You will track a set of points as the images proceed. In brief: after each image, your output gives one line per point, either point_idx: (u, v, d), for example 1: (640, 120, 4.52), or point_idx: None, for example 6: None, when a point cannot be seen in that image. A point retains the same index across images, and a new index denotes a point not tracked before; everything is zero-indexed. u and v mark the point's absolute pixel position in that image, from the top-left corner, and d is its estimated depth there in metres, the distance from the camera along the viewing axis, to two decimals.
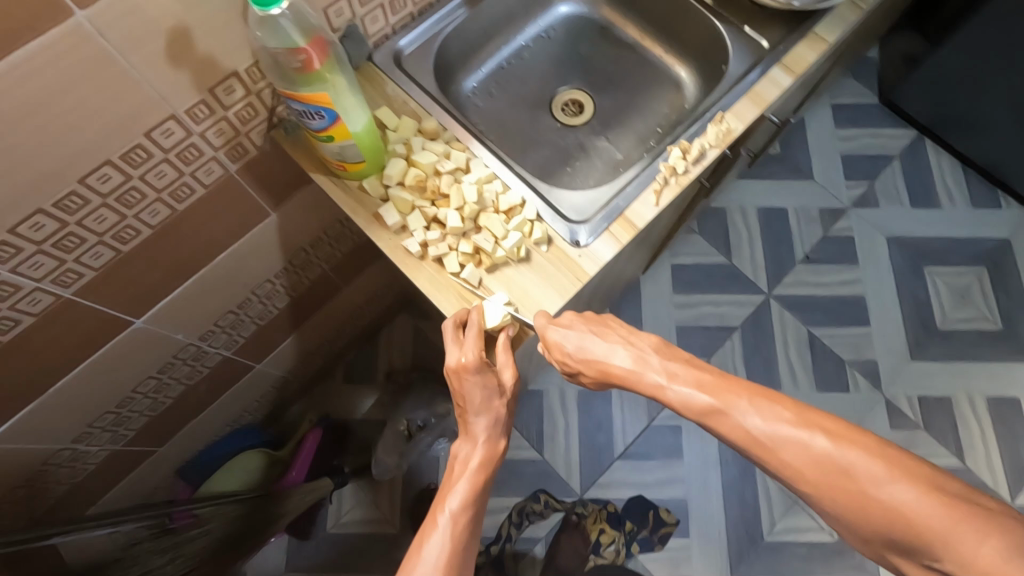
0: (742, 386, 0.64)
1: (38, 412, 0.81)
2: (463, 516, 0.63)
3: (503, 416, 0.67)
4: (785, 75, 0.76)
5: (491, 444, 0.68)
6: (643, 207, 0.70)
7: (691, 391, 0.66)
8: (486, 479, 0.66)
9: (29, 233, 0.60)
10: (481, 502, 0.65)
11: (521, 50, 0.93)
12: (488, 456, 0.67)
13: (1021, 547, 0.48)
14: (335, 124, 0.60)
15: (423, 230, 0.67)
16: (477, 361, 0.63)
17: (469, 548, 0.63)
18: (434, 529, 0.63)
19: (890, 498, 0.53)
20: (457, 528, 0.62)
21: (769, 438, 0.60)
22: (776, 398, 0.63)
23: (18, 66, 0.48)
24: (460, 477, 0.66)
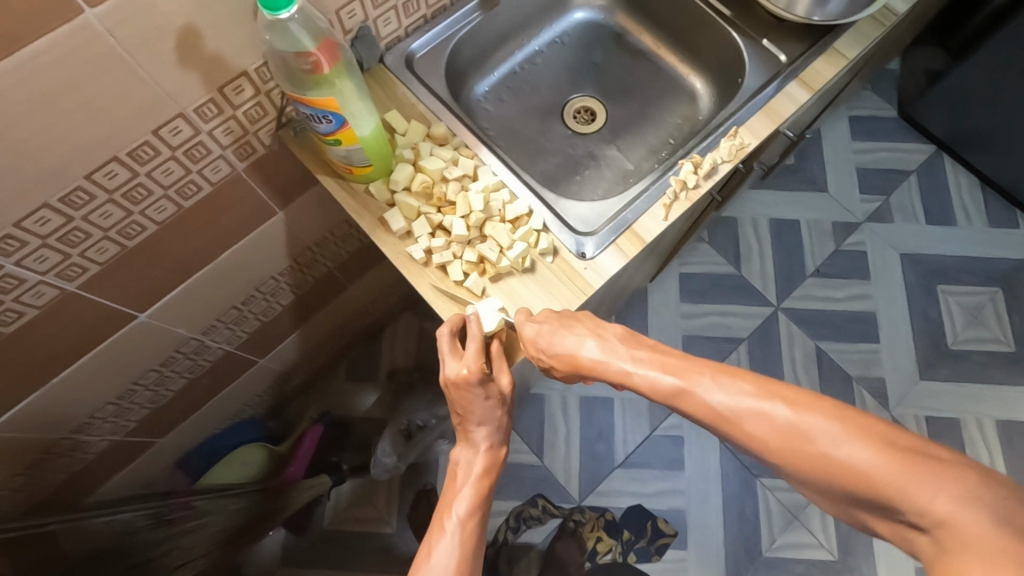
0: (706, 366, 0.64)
1: (40, 402, 0.81)
2: (468, 522, 0.63)
3: (504, 422, 0.67)
4: (801, 91, 0.74)
5: (492, 450, 0.68)
6: (652, 221, 0.69)
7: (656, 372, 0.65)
8: (489, 483, 0.66)
9: (34, 227, 0.60)
10: (485, 506, 0.65)
11: (534, 55, 0.92)
12: (491, 460, 0.67)
13: (977, 497, 0.47)
14: (343, 128, 0.59)
15: (428, 237, 0.67)
16: (478, 373, 0.62)
17: (476, 554, 0.62)
18: (440, 536, 0.62)
19: (847, 458, 0.52)
20: (463, 535, 0.62)
21: (728, 410, 0.60)
22: (735, 372, 0.62)
23: (27, 62, 0.48)
24: (462, 483, 0.66)
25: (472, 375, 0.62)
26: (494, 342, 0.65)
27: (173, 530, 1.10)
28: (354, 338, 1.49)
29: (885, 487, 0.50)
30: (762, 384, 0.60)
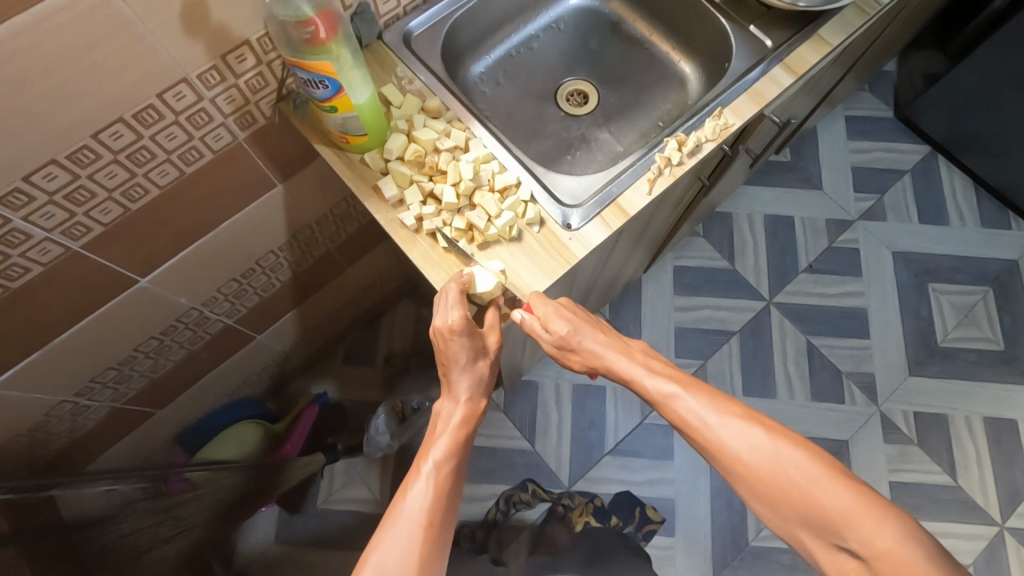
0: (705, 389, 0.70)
1: (42, 362, 0.84)
2: (445, 467, 0.63)
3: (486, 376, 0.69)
4: (786, 75, 0.77)
5: (474, 402, 0.69)
6: (636, 195, 0.71)
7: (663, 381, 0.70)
8: (469, 431, 0.67)
9: (42, 183, 0.63)
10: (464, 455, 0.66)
11: (530, 40, 0.94)
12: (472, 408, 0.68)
13: (910, 535, 0.56)
14: (339, 94, 0.62)
15: (419, 204, 0.69)
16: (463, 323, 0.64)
17: (452, 501, 0.63)
18: (417, 478, 0.63)
19: (810, 487, 0.60)
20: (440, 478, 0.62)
21: (717, 428, 0.66)
22: (728, 400, 0.69)
23: (41, 20, 0.51)
24: (441, 432, 0.67)
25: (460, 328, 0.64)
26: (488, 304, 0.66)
27: (172, 503, 1.15)
28: (352, 321, 1.51)
29: (837, 515, 0.58)
30: (752, 415, 0.67)
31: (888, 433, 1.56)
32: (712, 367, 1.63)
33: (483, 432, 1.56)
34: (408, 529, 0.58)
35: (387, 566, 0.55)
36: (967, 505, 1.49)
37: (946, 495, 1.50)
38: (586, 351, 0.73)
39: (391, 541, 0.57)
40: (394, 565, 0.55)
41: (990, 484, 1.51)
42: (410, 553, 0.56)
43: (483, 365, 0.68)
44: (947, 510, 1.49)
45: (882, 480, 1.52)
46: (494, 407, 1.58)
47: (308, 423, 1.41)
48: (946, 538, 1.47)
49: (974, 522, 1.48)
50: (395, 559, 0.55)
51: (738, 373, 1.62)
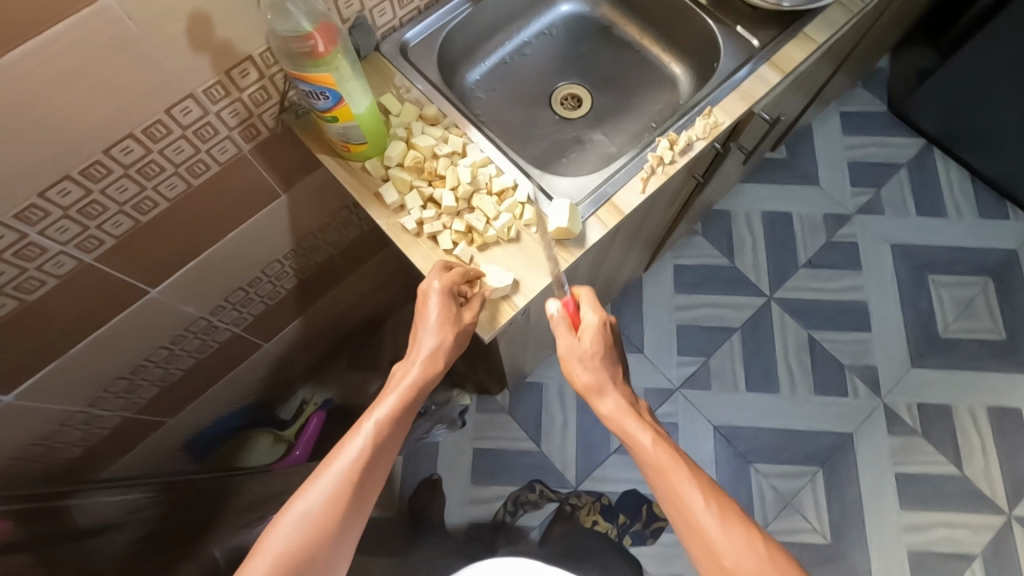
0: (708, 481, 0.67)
1: (57, 374, 0.86)
2: (386, 429, 0.64)
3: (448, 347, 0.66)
4: (773, 73, 0.79)
5: (429, 368, 0.66)
6: (630, 194, 0.74)
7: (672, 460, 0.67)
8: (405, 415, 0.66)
9: (56, 198, 0.65)
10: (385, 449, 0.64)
11: (523, 47, 0.96)
12: (435, 360, 0.66)
13: None
14: (339, 105, 0.64)
15: (419, 209, 0.71)
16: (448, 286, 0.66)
17: (386, 456, 0.65)
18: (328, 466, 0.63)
19: None
20: (379, 436, 0.64)
21: (710, 526, 0.62)
22: (728, 503, 0.65)
23: (55, 41, 0.53)
24: (392, 389, 0.66)
25: (440, 298, 0.65)
26: (480, 296, 0.68)
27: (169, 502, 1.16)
28: (357, 327, 1.53)
29: None
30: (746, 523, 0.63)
31: (892, 425, 1.57)
32: (714, 365, 1.64)
33: (488, 434, 1.57)
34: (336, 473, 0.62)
35: (311, 511, 0.60)
36: (972, 495, 1.50)
37: (951, 486, 1.51)
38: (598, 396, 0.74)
39: (319, 487, 0.61)
40: (316, 513, 0.60)
41: (996, 473, 1.51)
42: (332, 502, 0.60)
43: (449, 334, 0.66)
44: (952, 501, 1.49)
45: (888, 472, 1.53)
46: (499, 409, 1.59)
47: (314, 429, 1.42)
48: (952, 529, 1.47)
49: (980, 512, 1.48)
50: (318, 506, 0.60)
51: (741, 369, 1.63)
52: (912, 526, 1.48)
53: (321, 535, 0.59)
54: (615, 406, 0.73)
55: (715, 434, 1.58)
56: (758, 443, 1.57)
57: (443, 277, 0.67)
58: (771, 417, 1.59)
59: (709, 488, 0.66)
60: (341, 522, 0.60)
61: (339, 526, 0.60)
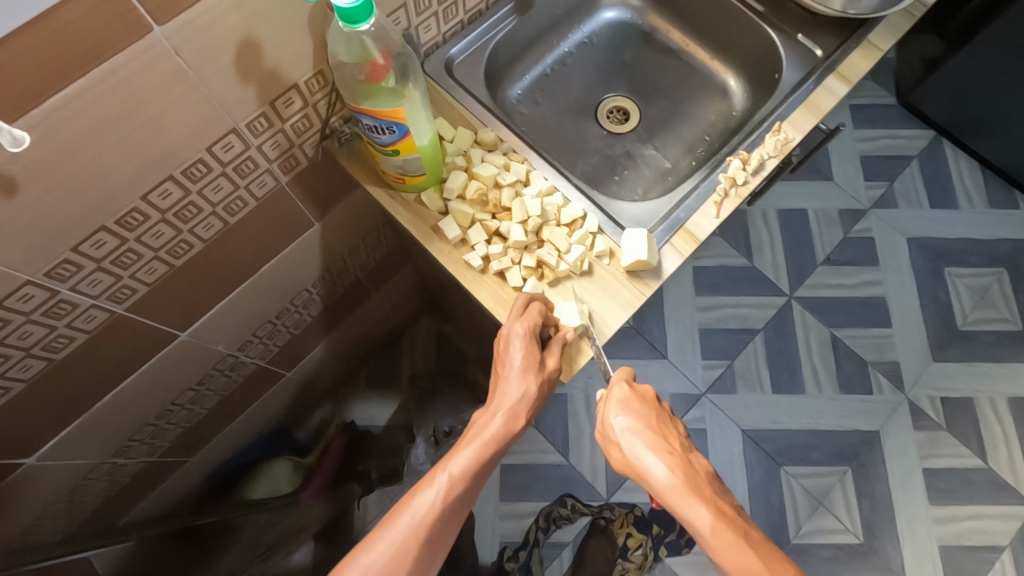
0: (780, 561, 0.58)
1: (82, 429, 0.80)
2: (462, 485, 0.58)
3: (532, 400, 0.61)
4: (841, 83, 0.75)
5: (509, 421, 0.61)
6: (704, 219, 0.69)
7: (732, 537, 0.58)
8: (478, 475, 0.60)
9: (90, 251, 0.59)
10: (456, 510, 0.58)
11: (565, 57, 0.92)
12: (515, 418, 0.61)
13: None
14: (404, 138, 0.59)
15: (485, 243, 0.66)
16: (530, 330, 0.62)
17: (457, 513, 0.59)
18: (392, 522, 0.57)
19: None
20: (454, 492, 0.58)
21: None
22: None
23: (98, 82, 0.48)
24: (471, 438, 0.61)
25: (524, 343, 0.61)
26: (560, 339, 0.64)
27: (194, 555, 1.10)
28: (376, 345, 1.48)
29: None
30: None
31: (916, 419, 1.57)
32: (739, 366, 1.62)
33: (515, 448, 1.53)
34: (404, 526, 0.56)
35: (373, 567, 0.55)
36: (998, 485, 1.51)
37: (977, 477, 1.52)
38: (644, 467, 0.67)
39: (386, 540, 0.56)
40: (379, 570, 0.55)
41: (1020, 464, 1.52)
42: (397, 560, 0.55)
43: (532, 384, 0.61)
44: (979, 492, 1.51)
45: (915, 467, 1.53)
46: None
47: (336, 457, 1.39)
48: (981, 519, 1.48)
49: (1006, 501, 1.50)
50: (381, 562, 0.55)
51: (765, 370, 1.62)
52: (942, 519, 1.49)
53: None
54: (664, 477, 0.64)
55: (743, 436, 1.56)
56: (787, 444, 1.56)
57: (525, 318, 0.62)
58: (798, 417, 1.58)
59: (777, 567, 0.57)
60: None
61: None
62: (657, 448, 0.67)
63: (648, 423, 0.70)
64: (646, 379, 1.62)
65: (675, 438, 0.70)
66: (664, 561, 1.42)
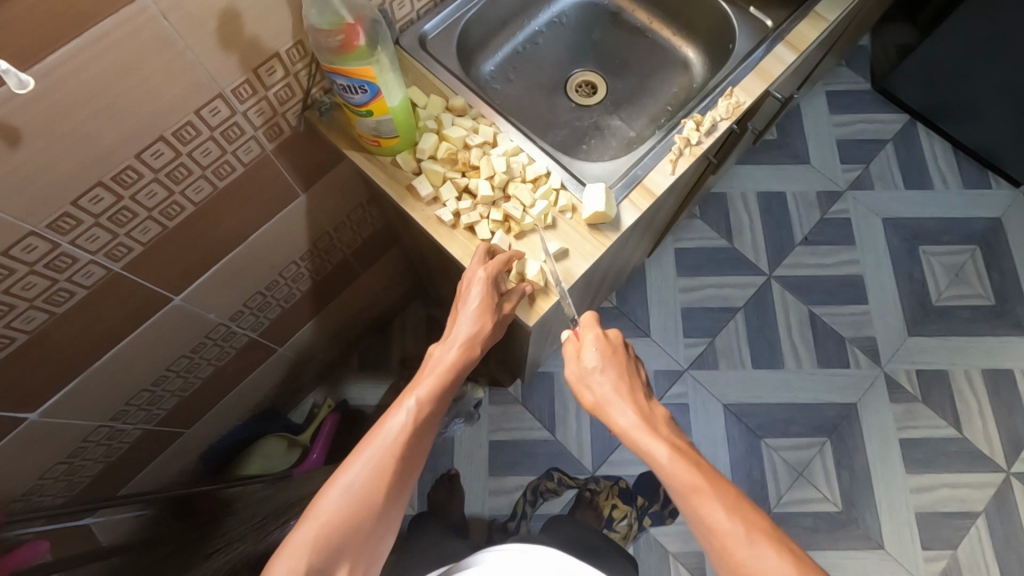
0: (729, 489, 0.65)
1: (82, 388, 0.84)
2: (428, 407, 0.63)
3: (488, 329, 0.66)
4: (789, 52, 0.80)
5: (468, 350, 0.66)
6: (660, 175, 0.75)
7: (688, 468, 0.65)
8: (442, 398, 0.64)
9: (88, 206, 0.64)
10: (425, 429, 0.63)
11: (536, 35, 0.98)
12: (472, 348, 0.66)
13: None
14: (376, 99, 0.65)
15: (455, 200, 0.72)
16: (491, 277, 0.67)
17: (426, 436, 0.63)
18: (366, 445, 0.61)
19: None
20: (421, 414, 0.62)
21: (734, 539, 0.61)
22: (752, 511, 0.63)
23: (93, 43, 0.53)
24: (432, 368, 0.65)
25: (484, 286, 0.66)
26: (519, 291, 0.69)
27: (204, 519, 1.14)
28: (367, 327, 1.52)
29: None
30: (773, 534, 0.61)
31: (893, 392, 1.62)
32: (720, 344, 1.67)
33: (504, 426, 1.57)
34: (380, 444, 0.60)
35: (352, 487, 0.58)
36: (973, 455, 1.56)
37: (953, 447, 1.56)
38: (610, 411, 0.73)
39: (361, 461, 0.59)
40: (359, 489, 0.58)
41: (993, 433, 1.57)
42: (375, 479, 0.59)
43: (487, 317, 0.66)
44: (955, 462, 1.55)
45: (892, 437, 1.58)
46: (513, 400, 1.59)
47: (330, 430, 1.40)
48: (957, 488, 1.53)
49: (981, 470, 1.54)
50: (359, 482, 0.59)
51: (746, 347, 1.67)
52: (919, 488, 1.53)
53: (365, 509, 0.58)
54: (627, 418, 0.71)
55: (725, 412, 1.61)
56: (767, 418, 1.60)
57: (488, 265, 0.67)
58: (778, 392, 1.63)
59: (722, 491, 0.64)
60: (380, 500, 0.59)
61: (383, 504, 0.59)
62: (613, 388, 0.74)
63: (617, 368, 0.76)
64: None
65: (639, 386, 0.76)
66: (647, 532, 1.47)
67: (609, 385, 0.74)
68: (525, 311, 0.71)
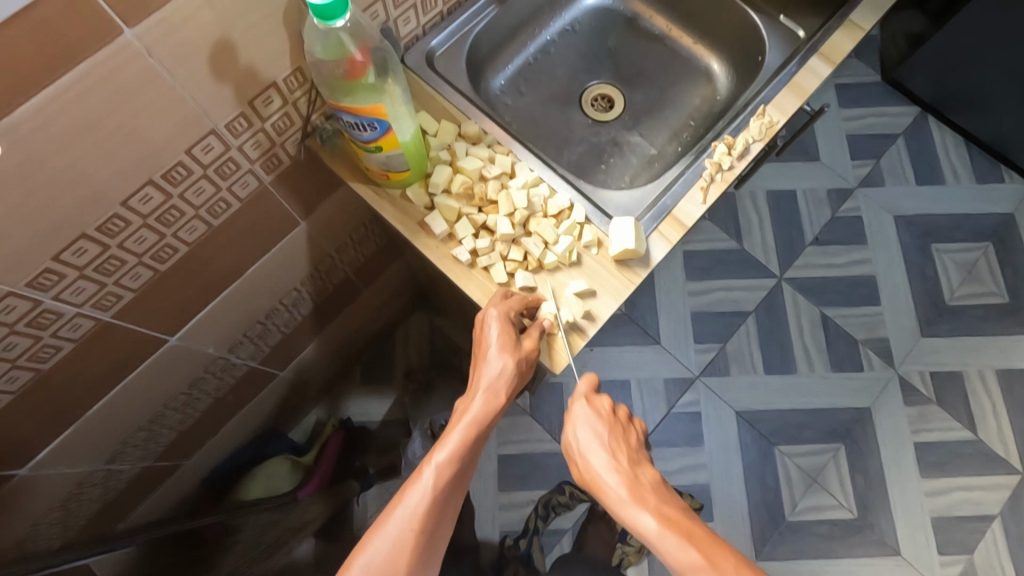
0: (729, 555, 0.59)
1: (73, 438, 0.79)
2: (451, 471, 0.59)
3: (515, 373, 0.62)
4: (823, 65, 0.75)
5: (491, 399, 0.62)
6: (690, 204, 0.69)
7: (675, 541, 0.60)
8: (467, 459, 0.60)
9: (72, 259, 0.58)
10: (448, 497, 0.58)
11: (547, 45, 0.93)
12: (497, 395, 0.62)
13: None
14: (386, 134, 0.59)
15: (472, 238, 0.67)
16: (506, 315, 0.63)
17: (450, 503, 0.59)
18: (386, 519, 0.57)
19: None
20: (443, 479, 0.58)
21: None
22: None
23: (71, 88, 0.47)
24: (457, 425, 0.61)
25: (502, 323, 0.62)
26: (538, 327, 0.64)
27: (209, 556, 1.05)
28: (370, 342, 1.47)
29: None
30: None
31: (906, 394, 1.59)
32: (731, 350, 1.64)
33: (512, 439, 1.53)
34: (401, 520, 0.56)
35: (372, 566, 0.54)
36: (988, 457, 1.53)
37: (967, 449, 1.54)
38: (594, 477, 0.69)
39: (380, 539, 0.55)
40: (380, 569, 0.54)
41: (1008, 434, 1.55)
42: (397, 557, 0.54)
43: (511, 359, 0.62)
44: (970, 464, 1.53)
45: (907, 441, 1.55)
46: (521, 412, 1.54)
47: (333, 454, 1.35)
48: (972, 491, 1.50)
49: (996, 472, 1.52)
50: (380, 562, 0.54)
51: (757, 352, 1.63)
52: (934, 492, 1.51)
53: None
54: (613, 488, 0.67)
55: (737, 419, 1.58)
56: (779, 424, 1.57)
57: (503, 304, 0.64)
58: (790, 396, 1.60)
59: (730, 562, 0.58)
60: None
61: None
62: (604, 456, 0.70)
63: (606, 438, 0.71)
64: (640, 365, 1.62)
65: (632, 453, 0.71)
66: None
67: (599, 450, 0.70)
68: (549, 350, 0.65)
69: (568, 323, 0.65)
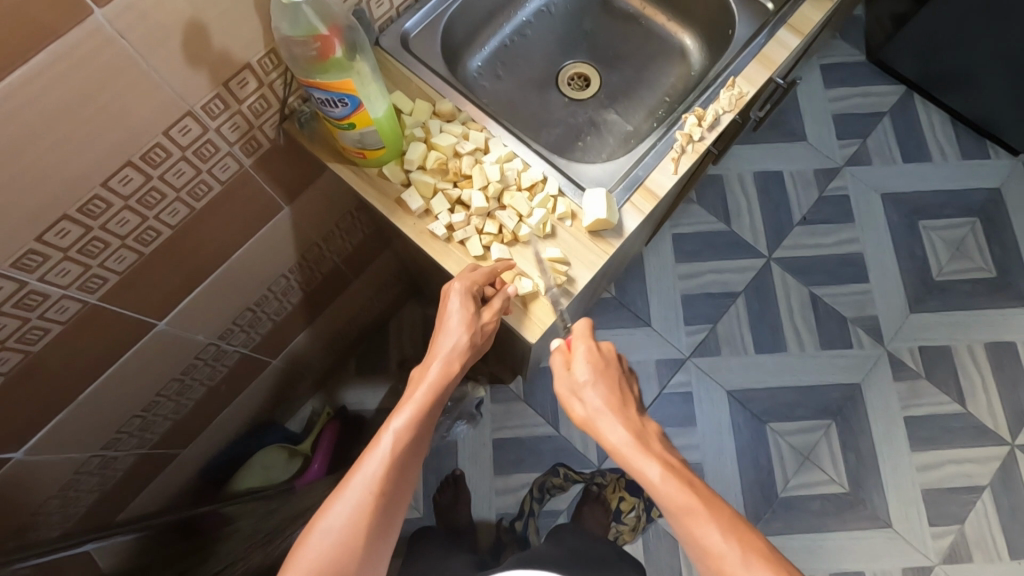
0: (723, 506, 0.61)
1: (67, 423, 0.81)
2: (409, 436, 0.60)
3: (469, 340, 0.64)
4: (793, 36, 0.76)
5: (446, 366, 0.63)
6: (663, 175, 0.71)
7: (675, 485, 0.62)
8: (423, 425, 0.62)
9: (55, 240, 0.60)
10: (407, 461, 0.60)
11: (524, 27, 0.94)
12: (454, 363, 0.63)
13: None
14: (358, 111, 0.61)
15: (448, 213, 0.68)
16: (467, 288, 0.64)
17: (409, 468, 0.61)
18: (346, 484, 0.58)
19: None
20: (402, 444, 0.59)
21: (734, 564, 0.57)
22: (746, 527, 0.60)
23: (45, 69, 0.49)
24: (414, 394, 0.63)
25: (462, 297, 0.63)
26: (504, 294, 0.65)
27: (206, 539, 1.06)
28: (363, 330, 1.48)
29: None
30: (772, 554, 0.57)
31: (896, 370, 1.60)
32: (722, 331, 1.65)
33: (506, 424, 1.54)
34: (361, 485, 0.58)
35: (333, 531, 0.55)
36: (979, 430, 1.55)
37: (958, 423, 1.55)
38: (593, 419, 0.70)
39: (341, 504, 0.57)
40: (340, 533, 0.55)
41: (998, 407, 1.56)
42: (357, 521, 0.56)
43: (467, 329, 0.63)
44: (960, 438, 1.54)
45: (898, 416, 1.57)
46: (514, 397, 1.56)
47: (330, 441, 1.35)
48: (963, 464, 1.52)
49: (986, 445, 1.53)
50: (340, 526, 0.56)
51: (748, 332, 1.65)
52: (925, 466, 1.52)
53: (345, 554, 0.55)
54: (616, 432, 0.67)
55: (729, 399, 1.59)
56: (771, 403, 1.59)
57: (465, 278, 0.65)
58: (781, 375, 1.61)
59: (725, 513, 0.60)
60: (364, 543, 0.56)
61: (365, 547, 0.56)
62: (603, 402, 0.70)
63: (604, 384, 0.72)
64: (631, 349, 1.64)
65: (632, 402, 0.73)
66: (656, 523, 1.45)
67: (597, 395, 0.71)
68: (519, 320, 0.67)
69: (543, 291, 0.67)
